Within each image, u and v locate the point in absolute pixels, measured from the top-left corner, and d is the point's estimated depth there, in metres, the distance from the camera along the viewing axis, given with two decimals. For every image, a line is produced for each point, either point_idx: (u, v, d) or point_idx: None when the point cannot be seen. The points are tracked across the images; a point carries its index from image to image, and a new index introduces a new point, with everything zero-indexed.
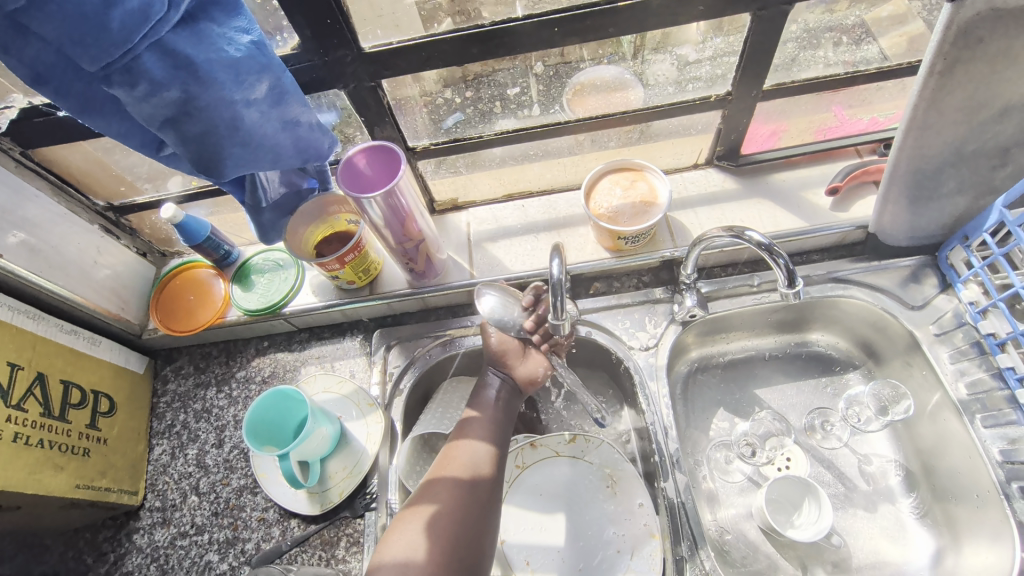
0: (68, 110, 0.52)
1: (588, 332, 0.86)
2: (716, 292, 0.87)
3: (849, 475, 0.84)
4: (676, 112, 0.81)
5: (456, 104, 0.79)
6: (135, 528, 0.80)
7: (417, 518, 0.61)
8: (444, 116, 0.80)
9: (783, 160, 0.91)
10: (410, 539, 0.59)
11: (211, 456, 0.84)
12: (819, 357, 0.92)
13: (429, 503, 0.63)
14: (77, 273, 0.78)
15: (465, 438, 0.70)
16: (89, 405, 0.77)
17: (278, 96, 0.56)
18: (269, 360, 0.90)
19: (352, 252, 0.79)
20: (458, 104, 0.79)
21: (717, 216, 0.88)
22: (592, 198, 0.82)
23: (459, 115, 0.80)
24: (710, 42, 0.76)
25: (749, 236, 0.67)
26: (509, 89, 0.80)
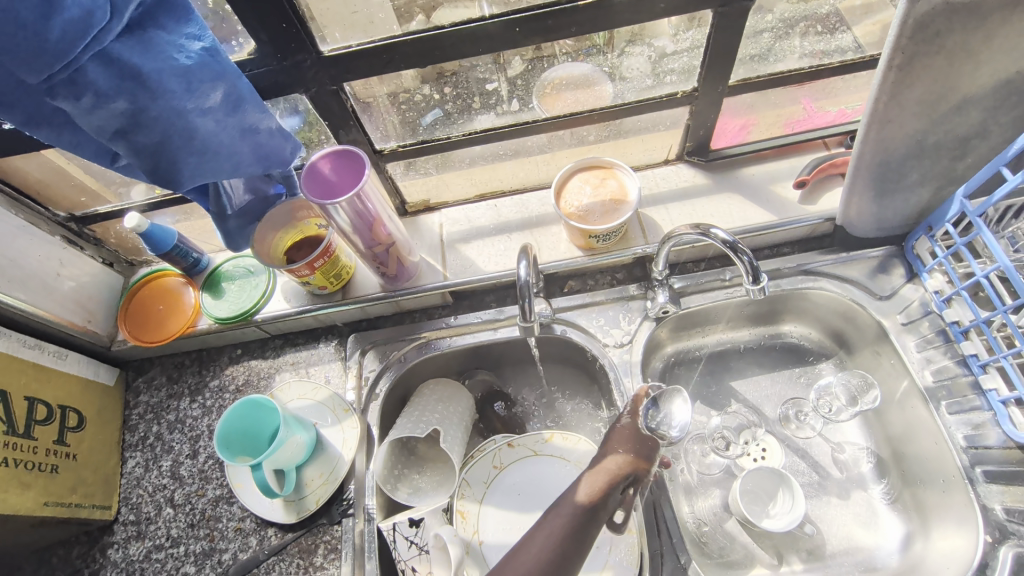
0: (15, 123, 0.50)
1: (563, 331, 0.87)
2: (689, 287, 0.87)
3: (823, 464, 0.86)
4: (644, 108, 0.81)
5: (435, 100, 0.79)
6: (109, 542, 0.79)
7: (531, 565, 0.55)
8: (423, 113, 0.80)
9: (752, 154, 0.91)
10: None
11: (186, 467, 0.83)
12: (792, 349, 0.94)
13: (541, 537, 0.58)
14: (39, 287, 0.77)
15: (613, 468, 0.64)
16: (57, 420, 0.76)
17: (234, 103, 0.55)
18: (243, 368, 0.89)
19: (322, 257, 0.79)
20: (436, 100, 0.79)
21: (688, 212, 0.88)
22: (563, 196, 0.82)
23: (437, 111, 0.80)
24: (680, 37, 0.77)
25: (714, 233, 0.67)
26: (487, 84, 0.79)
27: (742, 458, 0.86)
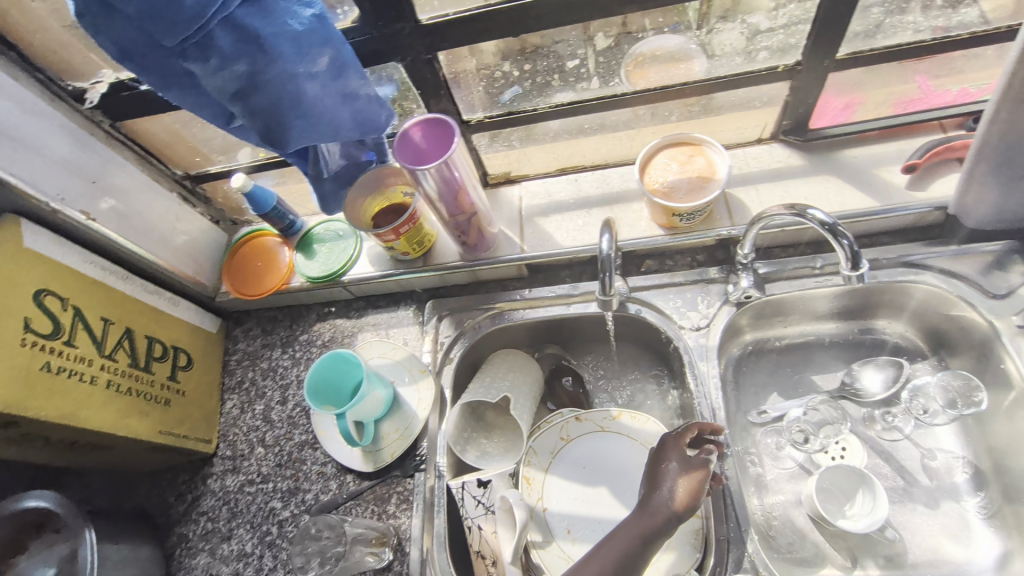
0: (150, 84, 0.56)
1: (637, 310, 0.86)
2: (775, 273, 0.83)
3: (910, 469, 0.81)
4: (740, 83, 0.78)
5: (514, 78, 0.79)
6: (209, 473, 0.87)
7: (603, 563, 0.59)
8: (502, 90, 0.81)
9: (856, 135, 0.85)
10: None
11: (276, 412, 0.90)
12: (885, 346, 0.88)
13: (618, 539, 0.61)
14: (158, 238, 0.85)
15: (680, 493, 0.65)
16: (169, 359, 0.84)
17: (338, 69, 0.58)
18: (330, 325, 0.95)
19: (408, 223, 0.82)
20: (515, 78, 0.79)
21: (780, 194, 0.84)
22: (647, 172, 0.81)
23: (516, 89, 0.80)
24: (784, 9, 0.73)
25: (811, 215, 0.64)
26: (568, 61, 0.78)
27: (819, 454, 0.82)
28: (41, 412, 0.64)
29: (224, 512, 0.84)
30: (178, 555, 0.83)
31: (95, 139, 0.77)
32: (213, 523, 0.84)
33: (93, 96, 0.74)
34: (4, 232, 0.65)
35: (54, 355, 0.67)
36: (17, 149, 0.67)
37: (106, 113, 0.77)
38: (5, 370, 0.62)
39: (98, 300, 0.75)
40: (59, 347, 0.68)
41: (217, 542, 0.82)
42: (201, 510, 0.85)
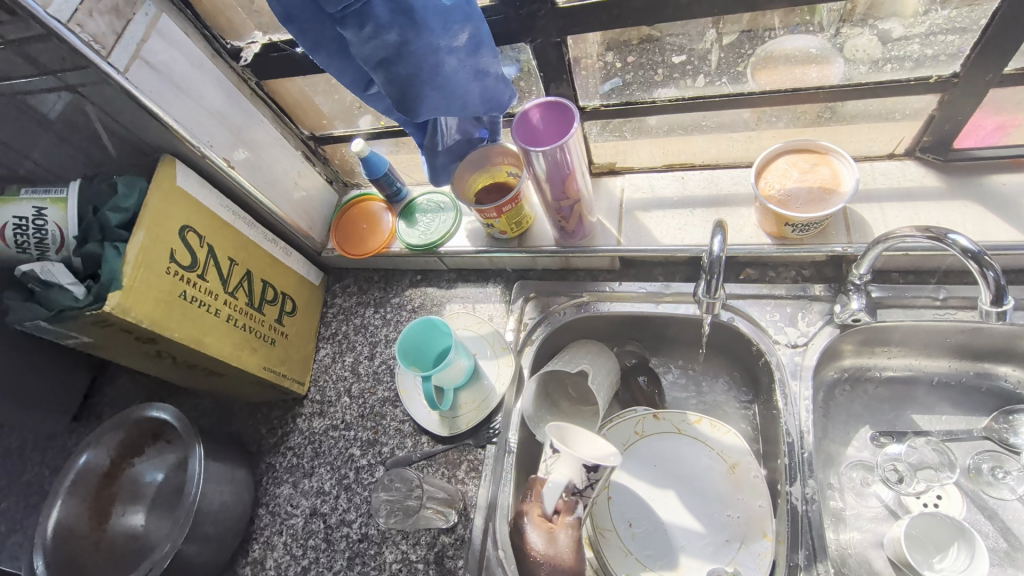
0: (305, 47, 0.62)
1: (730, 318, 0.83)
2: (889, 299, 0.78)
3: (1017, 532, 0.73)
4: (881, 92, 0.73)
5: (615, 69, 0.79)
6: (299, 413, 0.94)
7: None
8: (602, 81, 0.81)
9: (1008, 160, 0.77)
10: None
11: (364, 366, 0.95)
12: (1005, 394, 0.80)
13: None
14: (281, 191, 0.92)
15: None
16: (278, 304, 0.91)
17: (475, 46, 0.61)
18: (421, 292, 0.99)
19: (511, 203, 0.83)
20: (617, 69, 0.79)
21: (908, 215, 0.78)
22: (763, 176, 0.77)
23: (617, 80, 0.80)
24: (932, 15, 0.67)
25: (952, 240, 0.59)
26: (673, 56, 0.76)
27: (909, 497, 0.77)
28: (176, 333, 0.73)
29: (309, 450, 0.91)
30: (264, 482, 0.90)
31: (242, 94, 0.84)
32: (297, 459, 0.91)
33: (247, 54, 0.81)
34: (161, 170, 0.75)
35: (191, 285, 0.75)
36: (181, 97, 0.75)
37: (255, 71, 0.83)
38: (153, 291, 0.70)
39: (228, 241, 0.83)
40: (195, 278, 0.76)
41: (300, 476, 0.89)
42: (288, 445, 0.92)
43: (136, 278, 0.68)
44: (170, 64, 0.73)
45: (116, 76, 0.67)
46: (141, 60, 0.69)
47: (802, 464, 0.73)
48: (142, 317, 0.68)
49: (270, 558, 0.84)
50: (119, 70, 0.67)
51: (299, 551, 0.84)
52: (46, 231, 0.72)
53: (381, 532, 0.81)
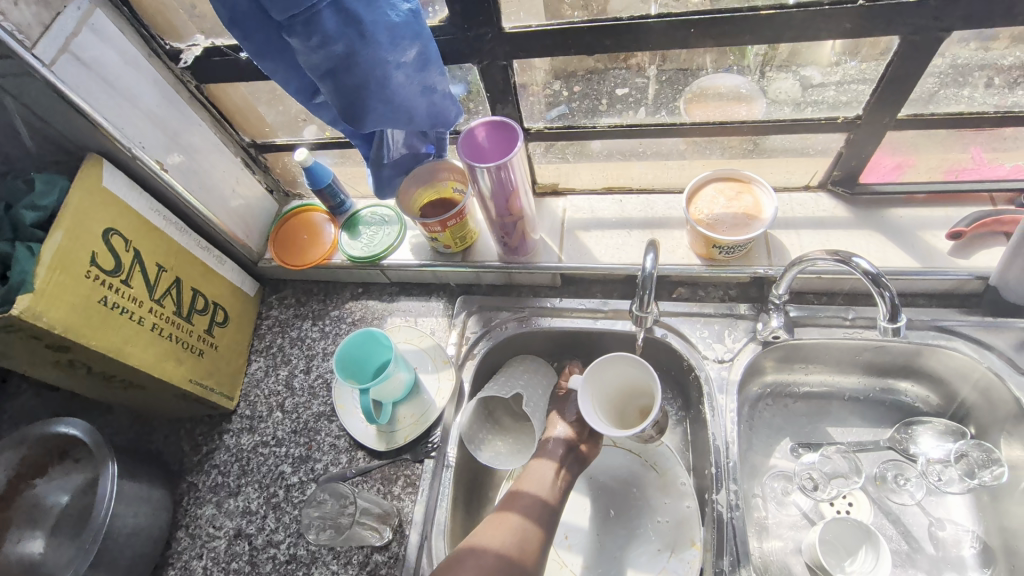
0: (248, 51, 0.61)
1: (663, 334, 0.87)
2: (805, 318, 0.84)
3: (916, 535, 0.80)
4: (797, 129, 0.80)
5: (564, 97, 0.83)
6: (226, 429, 0.90)
7: (516, 517, 0.73)
8: (550, 107, 0.85)
9: (905, 196, 0.86)
10: (508, 535, 0.71)
11: (298, 379, 0.92)
12: (906, 408, 0.87)
13: (503, 532, 0.71)
14: (217, 198, 0.89)
15: (518, 512, 0.74)
16: (209, 313, 0.88)
17: (423, 62, 0.63)
18: (361, 305, 0.98)
19: (455, 218, 0.84)
20: (565, 97, 0.83)
21: (821, 241, 0.85)
22: (694, 202, 0.83)
23: (564, 108, 0.84)
24: (842, 65, 0.73)
25: (856, 262, 0.64)
26: (618, 88, 0.81)
27: (824, 504, 0.83)
28: (93, 341, 0.68)
29: (235, 468, 0.87)
30: (184, 503, 0.85)
31: (180, 96, 0.81)
32: (222, 477, 0.86)
33: (187, 57, 0.78)
34: (86, 169, 0.71)
35: (112, 291, 0.71)
36: (111, 95, 0.72)
37: (194, 74, 0.81)
38: (69, 296, 0.66)
39: (156, 246, 0.79)
40: (117, 284, 0.72)
41: (224, 496, 0.85)
42: (212, 463, 0.87)
43: (50, 281, 0.64)
44: (101, 61, 0.70)
45: (40, 68, 0.63)
46: (69, 53, 0.66)
47: (728, 474, 0.77)
48: (55, 323, 0.64)
49: None
50: (44, 63, 0.64)
51: None
52: None
53: (310, 552, 0.78)
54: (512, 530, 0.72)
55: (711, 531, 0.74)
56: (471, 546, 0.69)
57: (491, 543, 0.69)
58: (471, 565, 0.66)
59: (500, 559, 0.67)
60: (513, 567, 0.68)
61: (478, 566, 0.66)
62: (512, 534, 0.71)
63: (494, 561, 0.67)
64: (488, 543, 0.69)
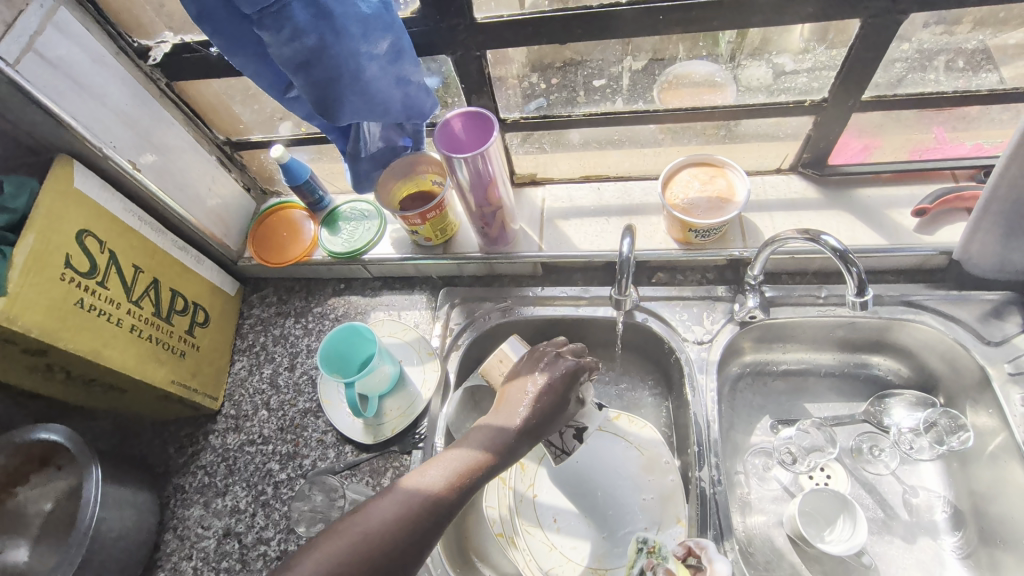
0: (219, 47, 0.61)
1: (644, 319, 0.88)
2: (780, 298, 0.86)
3: (891, 503, 0.83)
4: (768, 112, 0.81)
5: (541, 90, 0.84)
6: (211, 429, 0.89)
7: (462, 450, 0.63)
8: (529, 100, 0.85)
9: (872, 175, 0.88)
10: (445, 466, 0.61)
11: (283, 377, 0.92)
12: (878, 381, 0.90)
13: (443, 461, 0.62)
14: (193, 197, 0.88)
15: (459, 453, 0.63)
16: (189, 313, 0.87)
17: (396, 54, 0.63)
18: (344, 301, 0.98)
19: (435, 210, 0.85)
20: (543, 90, 0.84)
21: (794, 222, 0.87)
22: (669, 187, 0.84)
23: (542, 100, 0.85)
24: (812, 51, 0.76)
25: (824, 240, 0.66)
26: (595, 80, 0.83)
27: (803, 476, 0.85)
28: (71, 343, 0.67)
29: (222, 468, 0.86)
30: (172, 505, 0.85)
31: (150, 95, 0.80)
32: (209, 478, 0.86)
33: (156, 54, 0.77)
34: (56, 170, 0.70)
35: (89, 293, 0.70)
36: (80, 94, 0.71)
37: (165, 72, 0.80)
38: (45, 299, 0.65)
39: (132, 247, 0.78)
40: (94, 286, 0.71)
41: (212, 496, 0.84)
42: (199, 463, 0.87)
43: (25, 284, 0.63)
44: (67, 59, 0.69)
45: (4, 68, 0.62)
46: (34, 53, 0.65)
47: (710, 451, 0.79)
48: (31, 327, 0.63)
49: None
50: (8, 63, 0.63)
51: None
52: None
53: (301, 547, 0.78)
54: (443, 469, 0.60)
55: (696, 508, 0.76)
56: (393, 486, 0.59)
57: (416, 480, 0.59)
58: (384, 506, 0.56)
59: (417, 496, 0.57)
60: (432, 507, 0.57)
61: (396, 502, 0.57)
62: (443, 470, 0.60)
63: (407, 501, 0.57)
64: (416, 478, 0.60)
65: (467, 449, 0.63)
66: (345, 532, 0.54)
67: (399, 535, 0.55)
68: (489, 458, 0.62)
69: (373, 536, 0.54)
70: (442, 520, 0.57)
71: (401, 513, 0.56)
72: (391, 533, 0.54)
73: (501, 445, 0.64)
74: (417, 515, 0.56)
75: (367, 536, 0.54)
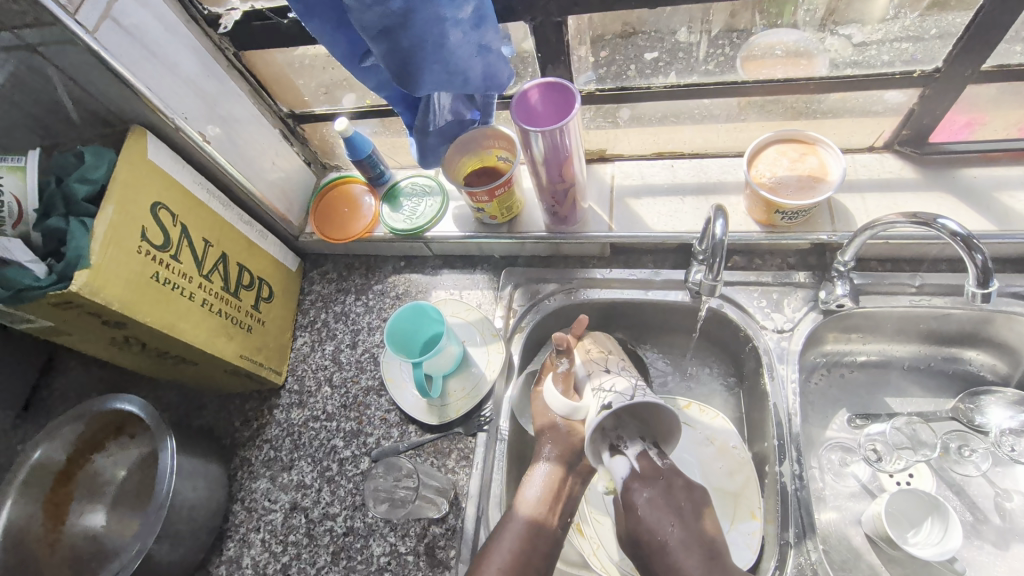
0: (298, 12, 0.59)
1: (719, 304, 0.84)
2: (869, 286, 0.81)
3: (982, 506, 0.78)
4: (868, 84, 0.75)
5: (590, 63, 0.81)
6: (276, 404, 0.90)
7: (543, 467, 0.71)
8: (577, 75, 0.83)
9: (978, 154, 0.81)
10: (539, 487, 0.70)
11: (345, 354, 0.92)
12: (970, 377, 0.84)
13: (534, 481, 0.71)
14: (257, 170, 0.87)
15: (541, 472, 0.71)
16: (255, 289, 0.87)
17: (479, 19, 0.60)
18: (404, 279, 0.96)
19: (503, 187, 0.81)
20: (591, 63, 0.81)
21: (888, 205, 0.81)
22: (754, 164, 0.79)
23: (591, 75, 0.82)
24: (900, 19, 0.71)
25: (941, 224, 0.61)
26: (646, 53, 0.79)
27: (884, 475, 0.81)
28: (148, 317, 0.67)
29: (287, 443, 0.87)
30: (239, 477, 0.86)
31: (219, 65, 0.79)
32: (275, 452, 0.86)
33: (226, 22, 0.75)
34: (131, 141, 0.69)
35: (163, 267, 0.70)
36: (153, 64, 0.69)
37: (233, 41, 0.78)
38: (124, 272, 0.65)
39: (201, 222, 0.78)
40: (168, 259, 0.71)
41: (278, 470, 0.85)
42: (265, 437, 0.88)
43: (106, 257, 0.63)
44: (142, 26, 0.67)
45: (83, 36, 0.61)
46: (111, 20, 0.64)
47: (791, 446, 0.75)
48: (112, 300, 0.63)
49: (247, 556, 0.80)
50: (87, 29, 0.62)
51: (279, 548, 0.80)
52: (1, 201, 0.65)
53: (367, 525, 0.79)
54: (538, 488, 0.70)
55: (778, 505, 0.72)
56: (506, 515, 0.68)
57: (521, 505, 0.69)
58: (505, 536, 0.66)
59: (526, 521, 0.67)
60: (539, 529, 0.66)
61: (515, 532, 0.66)
62: (536, 493, 0.69)
63: (526, 527, 0.66)
64: (523, 504, 0.69)
65: (543, 464, 0.72)
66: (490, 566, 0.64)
67: (533, 556, 0.65)
68: (571, 468, 0.72)
69: (512, 564, 0.64)
70: (556, 533, 0.68)
71: (524, 540, 0.65)
72: (524, 556, 0.64)
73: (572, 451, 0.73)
74: (539, 539, 0.66)
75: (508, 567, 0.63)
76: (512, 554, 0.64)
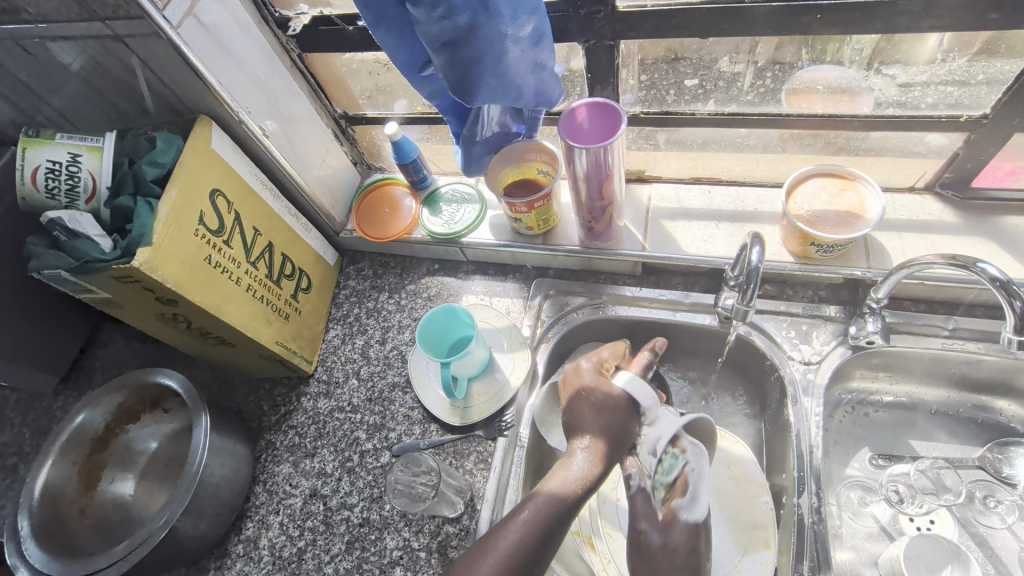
0: (366, 21, 0.63)
1: (747, 332, 0.84)
2: (900, 325, 0.81)
3: (1005, 560, 0.76)
4: (913, 125, 0.75)
5: (632, 87, 0.84)
6: (304, 392, 0.93)
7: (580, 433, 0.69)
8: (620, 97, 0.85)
9: (1020, 203, 0.80)
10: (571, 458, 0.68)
11: (374, 349, 0.94)
12: (999, 427, 0.83)
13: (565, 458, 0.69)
14: (308, 167, 0.91)
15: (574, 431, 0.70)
16: (295, 280, 0.90)
17: (537, 38, 0.62)
18: (437, 282, 0.99)
19: (542, 200, 0.83)
20: (633, 88, 0.84)
21: (925, 246, 0.81)
22: (793, 196, 0.80)
23: (633, 98, 0.85)
24: (949, 63, 0.70)
25: (980, 268, 0.61)
26: (688, 80, 0.81)
27: (904, 518, 0.80)
28: (198, 297, 0.71)
29: (312, 431, 0.89)
30: (263, 460, 0.88)
31: (285, 65, 0.83)
32: (299, 439, 0.89)
33: (296, 25, 0.80)
34: (198, 130, 0.73)
35: (216, 250, 0.74)
36: (226, 60, 0.73)
37: (299, 43, 0.82)
38: (181, 253, 0.68)
39: (253, 211, 0.81)
40: (220, 243, 0.75)
41: (301, 456, 0.88)
42: (291, 423, 0.90)
43: (166, 236, 0.67)
44: (219, 24, 0.72)
45: (167, 29, 0.65)
46: (194, 17, 0.68)
47: (810, 478, 0.75)
48: (168, 277, 0.67)
49: (265, 537, 0.83)
50: (172, 24, 0.66)
51: (296, 533, 0.82)
52: (79, 178, 0.70)
53: (383, 518, 0.80)
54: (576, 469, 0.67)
55: (795, 537, 0.72)
56: (533, 490, 0.66)
57: (554, 479, 0.66)
58: (495, 546, 0.61)
59: (521, 529, 0.61)
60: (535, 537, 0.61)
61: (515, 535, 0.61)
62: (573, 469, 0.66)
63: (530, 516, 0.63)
64: (548, 483, 0.66)
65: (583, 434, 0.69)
66: (498, 542, 0.61)
67: (550, 533, 0.62)
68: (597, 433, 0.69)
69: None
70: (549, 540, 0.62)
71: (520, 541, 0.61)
72: (533, 535, 0.61)
73: (605, 412, 0.70)
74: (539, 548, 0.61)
75: (519, 540, 0.61)
76: (518, 528, 0.62)
